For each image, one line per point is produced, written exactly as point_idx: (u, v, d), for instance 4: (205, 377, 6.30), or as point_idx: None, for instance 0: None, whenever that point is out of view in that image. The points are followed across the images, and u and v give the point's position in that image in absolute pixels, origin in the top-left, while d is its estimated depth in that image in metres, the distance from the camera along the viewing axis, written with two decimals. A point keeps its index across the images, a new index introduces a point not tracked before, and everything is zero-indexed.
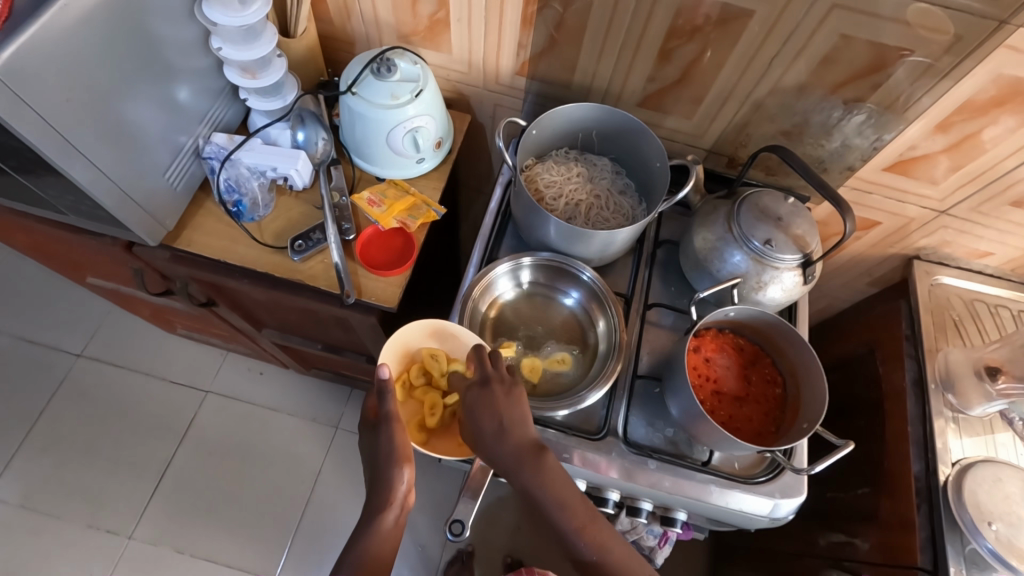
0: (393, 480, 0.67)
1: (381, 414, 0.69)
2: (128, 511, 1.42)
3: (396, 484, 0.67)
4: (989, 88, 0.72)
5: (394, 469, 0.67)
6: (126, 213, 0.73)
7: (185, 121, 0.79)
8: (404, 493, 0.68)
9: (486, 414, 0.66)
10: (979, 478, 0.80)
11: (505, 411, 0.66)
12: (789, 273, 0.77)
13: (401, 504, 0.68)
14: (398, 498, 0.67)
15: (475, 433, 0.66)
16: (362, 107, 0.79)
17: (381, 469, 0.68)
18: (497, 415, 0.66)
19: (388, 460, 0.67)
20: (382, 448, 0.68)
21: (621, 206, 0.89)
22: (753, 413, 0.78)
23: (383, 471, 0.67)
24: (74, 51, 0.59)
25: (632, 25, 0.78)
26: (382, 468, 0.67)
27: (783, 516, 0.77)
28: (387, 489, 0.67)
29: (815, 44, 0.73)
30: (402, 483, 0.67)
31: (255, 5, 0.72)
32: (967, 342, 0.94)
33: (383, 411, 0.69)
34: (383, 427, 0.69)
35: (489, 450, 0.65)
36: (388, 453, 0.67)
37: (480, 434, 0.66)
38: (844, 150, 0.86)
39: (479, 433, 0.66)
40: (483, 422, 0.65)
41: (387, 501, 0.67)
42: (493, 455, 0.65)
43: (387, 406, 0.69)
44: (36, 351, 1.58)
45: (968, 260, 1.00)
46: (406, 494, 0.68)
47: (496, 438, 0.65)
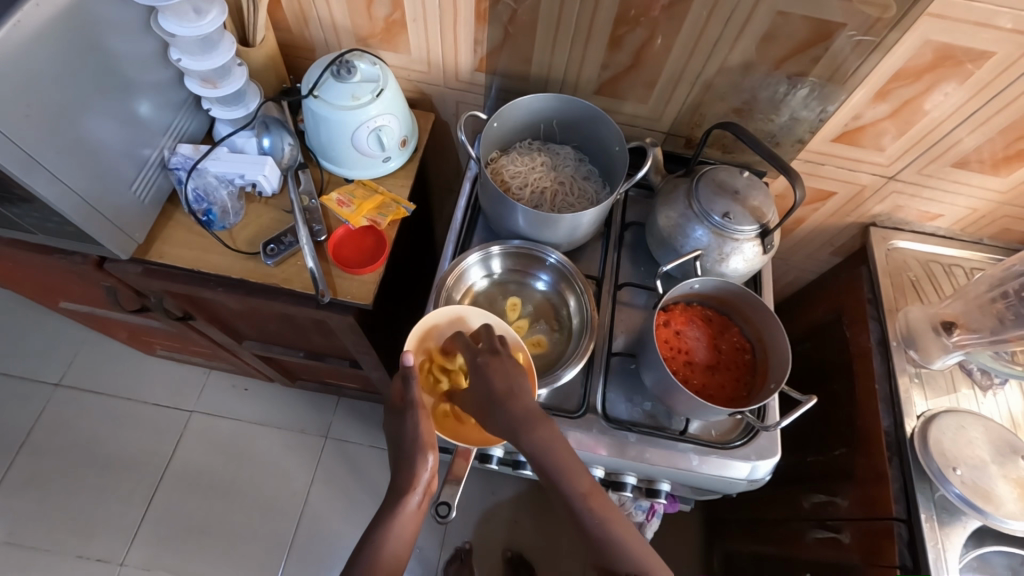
0: (417, 466, 0.66)
1: (406, 401, 0.68)
2: (118, 538, 1.40)
3: (418, 470, 0.67)
4: (919, 55, 0.76)
5: (417, 455, 0.66)
6: (95, 227, 0.74)
7: (148, 133, 0.79)
8: (427, 480, 0.68)
9: (499, 375, 0.64)
10: (943, 427, 0.84)
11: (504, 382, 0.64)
12: (749, 244, 0.80)
13: (425, 487, 0.68)
14: (420, 484, 0.67)
15: (481, 396, 0.64)
16: (325, 110, 0.80)
17: (404, 455, 0.67)
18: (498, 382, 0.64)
19: (414, 447, 0.66)
20: (405, 434, 0.67)
21: (585, 191, 0.92)
22: (725, 380, 0.80)
23: (407, 456, 0.67)
24: (29, 67, 0.60)
25: (581, 15, 0.81)
26: (405, 453, 0.67)
27: (762, 478, 0.80)
28: (410, 474, 0.67)
29: (754, 23, 0.77)
30: (425, 469, 0.67)
31: (210, 14, 0.73)
32: (925, 300, 0.98)
33: (407, 399, 0.68)
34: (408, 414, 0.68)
35: (496, 410, 0.63)
36: (412, 440, 0.67)
37: (491, 391, 0.64)
38: (792, 124, 0.90)
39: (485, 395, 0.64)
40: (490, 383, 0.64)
41: (410, 485, 0.66)
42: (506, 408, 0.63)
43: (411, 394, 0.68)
44: (12, 384, 1.55)
45: (921, 223, 1.05)
46: (429, 480, 0.68)
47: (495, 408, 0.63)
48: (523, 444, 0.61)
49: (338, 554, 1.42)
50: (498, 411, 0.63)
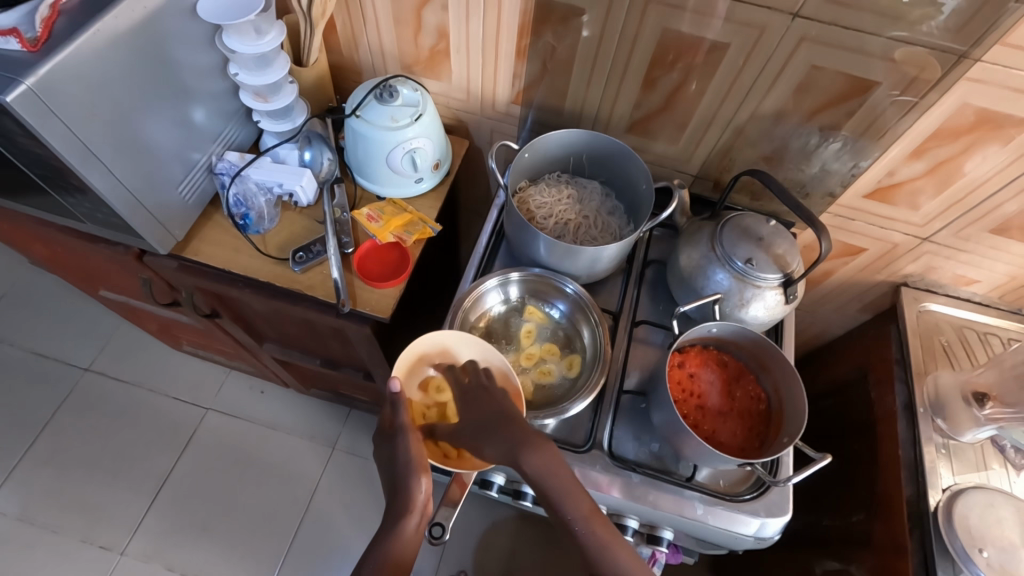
0: (412, 489, 0.67)
1: (397, 426, 0.70)
2: (122, 527, 1.42)
3: (414, 492, 0.67)
4: (958, 117, 0.76)
5: (412, 477, 0.67)
6: (140, 221, 0.78)
7: (199, 139, 0.85)
8: (423, 502, 0.68)
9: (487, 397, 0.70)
10: (969, 503, 0.79)
11: (494, 406, 0.68)
12: (771, 292, 0.80)
13: (421, 511, 0.68)
14: (417, 508, 0.67)
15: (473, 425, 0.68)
16: (364, 129, 0.84)
17: (400, 479, 0.68)
18: (491, 404, 0.69)
19: (407, 469, 0.67)
20: (399, 457, 0.68)
21: (608, 226, 0.93)
22: (737, 429, 0.78)
23: (403, 478, 0.67)
24: (103, 70, 0.65)
25: (617, 56, 0.84)
26: (400, 476, 0.68)
27: (770, 537, 0.77)
28: (406, 496, 0.67)
29: (788, 74, 0.78)
30: (420, 492, 0.67)
31: (270, 34, 0.79)
32: (957, 367, 0.94)
33: (399, 423, 0.70)
34: (399, 438, 0.69)
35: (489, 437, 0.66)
36: (405, 463, 0.68)
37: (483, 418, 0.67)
38: (823, 175, 0.90)
39: (476, 428, 0.67)
40: (484, 407, 0.68)
41: (408, 508, 0.67)
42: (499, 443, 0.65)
43: (401, 418, 0.70)
44: (45, 364, 1.62)
45: (956, 287, 1.01)
46: (425, 503, 0.68)
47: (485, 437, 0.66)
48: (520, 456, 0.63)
49: (332, 569, 1.40)
50: (489, 438, 0.65)
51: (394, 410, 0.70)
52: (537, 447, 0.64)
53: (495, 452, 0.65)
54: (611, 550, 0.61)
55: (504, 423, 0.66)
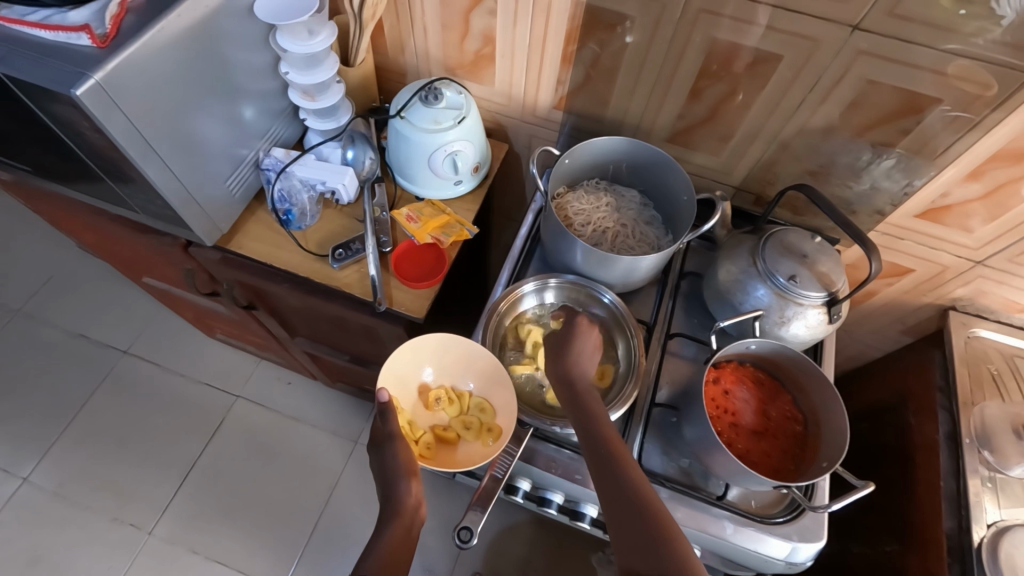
0: (401, 492, 0.72)
1: (385, 434, 0.75)
2: (151, 507, 1.47)
3: (403, 495, 0.72)
4: (1022, 138, 0.72)
5: (401, 482, 0.72)
6: (189, 213, 0.81)
7: (248, 135, 0.87)
8: (414, 506, 0.72)
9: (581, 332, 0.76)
10: (1016, 541, 0.76)
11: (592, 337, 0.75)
12: (814, 310, 0.77)
13: (413, 514, 0.72)
14: (409, 511, 0.71)
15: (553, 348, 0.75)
16: (408, 130, 0.85)
17: (390, 484, 0.72)
18: (590, 336, 0.76)
19: (395, 474, 0.72)
20: (389, 466, 0.73)
21: (646, 236, 0.92)
22: (772, 450, 0.77)
23: (393, 484, 0.72)
24: (164, 67, 0.68)
25: (664, 65, 0.83)
26: (391, 482, 0.72)
27: (801, 562, 0.74)
28: (396, 500, 0.71)
29: (842, 88, 0.76)
30: (409, 495, 0.72)
31: (321, 35, 0.80)
32: (1006, 398, 0.90)
33: (386, 431, 0.75)
34: (388, 446, 0.74)
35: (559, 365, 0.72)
36: (394, 469, 0.73)
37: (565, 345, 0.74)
38: (872, 193, 0.87)
39: (568, 338, 0.75)
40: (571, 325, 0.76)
41: (396, 512, 0.70)
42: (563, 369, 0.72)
43: (388, 426, 0.75)
44: (87, 346, 1.68)
45: (1008, 314, 0.97)
46: (417, 506, 0.72)
47: (577, 351, 0.73)
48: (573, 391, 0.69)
49: (350, 562, 1.42)
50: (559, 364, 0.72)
51: (383, 418, 0.74)
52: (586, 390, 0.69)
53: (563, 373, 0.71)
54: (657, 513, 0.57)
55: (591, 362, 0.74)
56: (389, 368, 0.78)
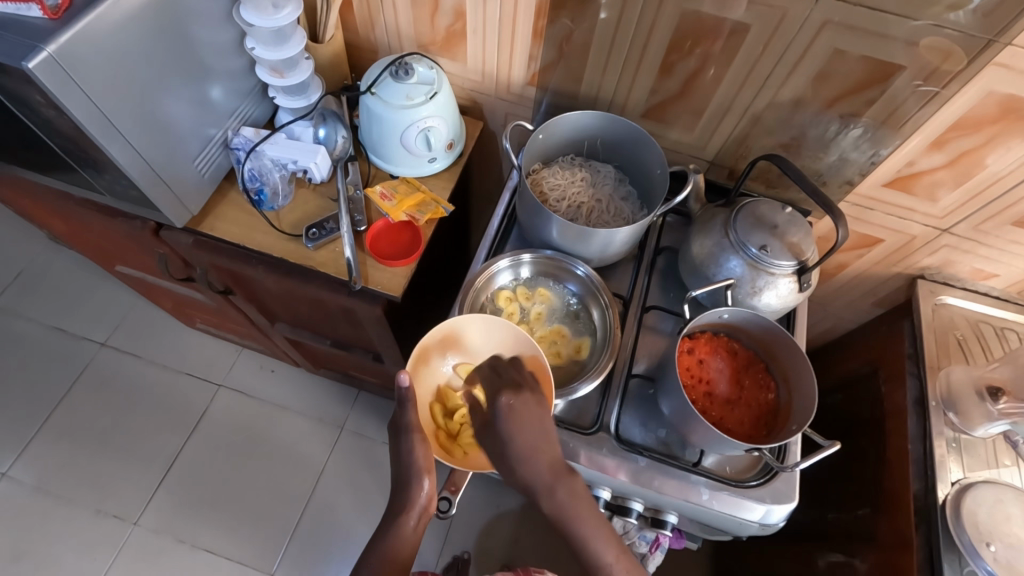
0: (414, 490, 0.69)
1: (400, 425, 0.70)
2: (135, 498, 1.46)
3: (404, 486, 0.70)
4: (982, 106, 0.74)
5: (414, 479, 0.69)
6: (156, 195, 0.79)
7: (215, 114, 0.85)
8: (424, 503, 0.70)
9: (518, 422, 0.65)
10: (978, 498, 0.79)
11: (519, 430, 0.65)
12: (785, 280, 0.79)
13: (421, 511, 0.70)
14: (417, 507, 0.70)
15: (501, 448, 0.66)
16: (379, 107, 0.84)
17: (402, 478, 0.70)
18: (527, 416, 0.66)
19: (409, 472, 0.69)
20: (402, 460, 0.69)
21: (621, 211, 0.92)
22: (745, 416, 0.78)
23: (405, 480, 0.69)
24: (123, 41, 0.66)
25: (635, 39, 0.83)
26: (404, 478, 0.70)
27: (774, 524, 0.77)
28: (406, 497, 0.70)
29: (809, 59, 0.76)
30: (422, 493, 0.70)
31: (286, 9, 0.78)
32: (971, 362, 0.93)
33: (405, 421, 0.70)
34: (403, 438, 0.70)
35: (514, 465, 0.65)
36: (409, 465, 0.69)
37: (509, 445, 0.65)
38: (842, 164, 0.89)
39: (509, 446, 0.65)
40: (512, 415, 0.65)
41: (405, 507, 0.70)
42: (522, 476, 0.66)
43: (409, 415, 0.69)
44: (62, 339, 1.65)
45: (974, 281, 1.00)
46: (426, 504, 0.70)
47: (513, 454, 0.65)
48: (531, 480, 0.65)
49: (340, 546, 1.43)
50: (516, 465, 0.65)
51: (401, 408, 0.69)
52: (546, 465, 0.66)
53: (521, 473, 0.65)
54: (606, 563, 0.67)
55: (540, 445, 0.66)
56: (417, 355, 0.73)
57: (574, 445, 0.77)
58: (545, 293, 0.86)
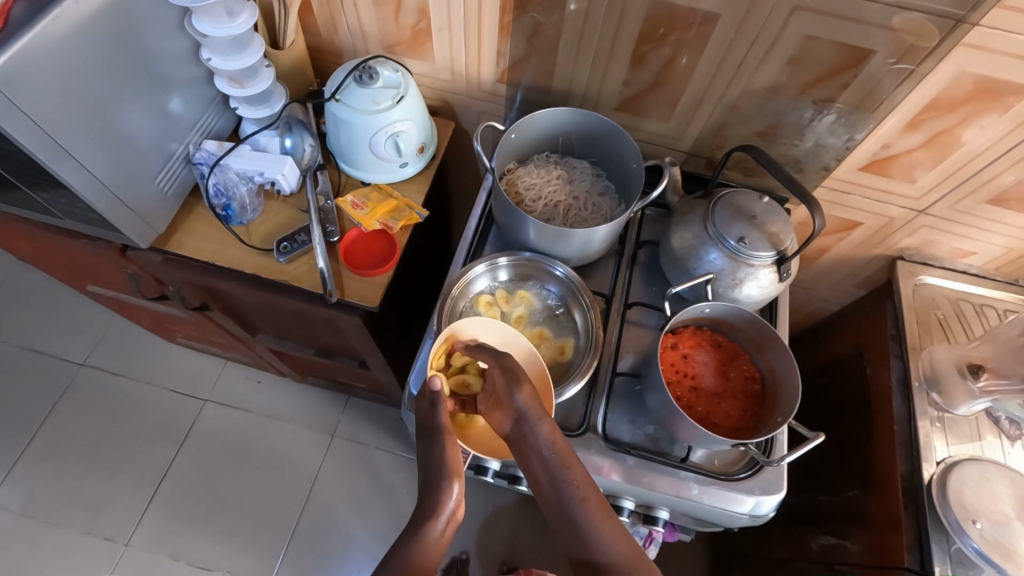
0: (445, 493, 0.62)
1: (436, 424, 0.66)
2: (126, 519, 1.43)
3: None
4: (955, 86, 0.73)
5: (444, 482, 0.63)
6: (116, 216, 0.76)
7: (176, 129, 0.82)
8: (452, 509, 0.63)
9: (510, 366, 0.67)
10: (964, 476, 0.80)
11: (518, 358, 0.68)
12: (765, 270, 0.78)
13: (449, 516, 0.62)
14: (445, 511, 0.62)
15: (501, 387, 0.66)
16: (345, 113, 0.82)
17: (428, 479, 0.64)
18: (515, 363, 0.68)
19: (441, 472, 0.63)
20: (432, 460, 0.64)
21: (599, 207, 0.91)
22: (732, 408, 0.78)
23: (430, 482, 0.63)
24: (67, 59, 0.63)
25: (604, 30, 0.81)
26: (431, 478, 0.64)
27: (765, 514, 0.77)
28: (433, 501, 0.62)
29: (781, 45, 0.75)
30: (451, 499, 0.63)
31: (242, 17, 0.76)
32: (952, 340, 0.94)
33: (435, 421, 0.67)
34: (438, 437, 0.65)
35: (511, 406, 0.64)
36: (440, 465, 0.63)
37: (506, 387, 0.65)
38: (818, 150, 0.88)
39: (504, 365, 0.67)
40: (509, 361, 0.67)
41: (433, 512, 0.61)
42: (523, 420, 0.64)
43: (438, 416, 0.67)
44: (40, 361, 1.61)
45: (952, 260, 1.00)
46: (454, 510, 0.63)
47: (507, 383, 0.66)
48: (525, 428, 0.63)
49: (337, 555, 1.42)
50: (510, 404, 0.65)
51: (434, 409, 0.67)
52: (542, 416, 0.64)
53: (522, 412, 0.64)
54: (594, 520, 0.59)
55: (530, 380, 0.67)
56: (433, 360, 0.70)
57: None
58: (526, 295, 0.85)
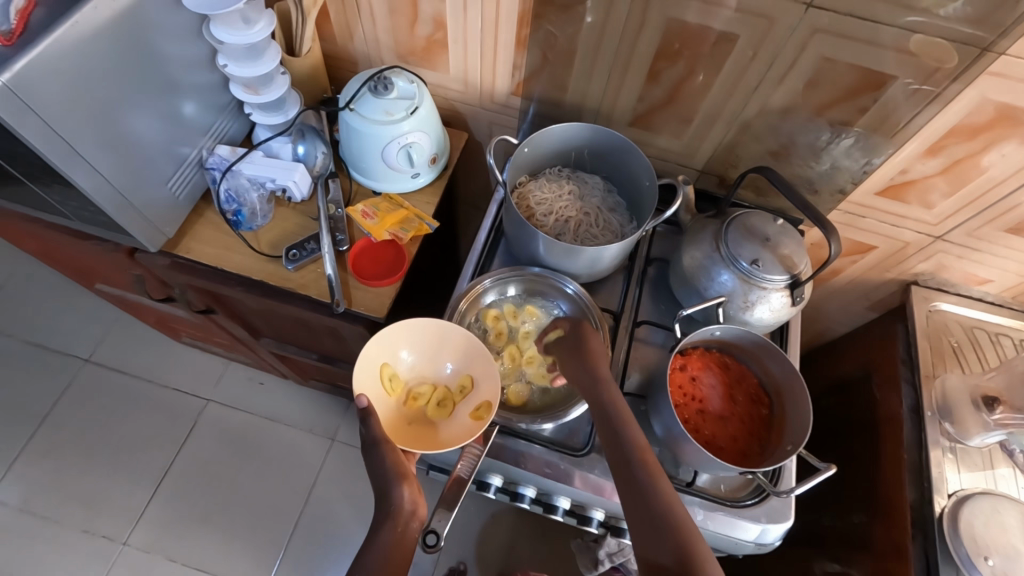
0: (394, 496, 0.66)
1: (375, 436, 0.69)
2: (124, 517, 1.43)
3: (394, 508, 0.67)
4: (977, 113, 0.72)
5: (393, 487, 0.66)
6: (126, 219, 0.76)
7: (189, 133, 0.82)
8: (408, 511, 0.67)
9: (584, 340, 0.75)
10: (975, 509, 0.78)
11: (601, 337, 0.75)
12: (777, 294, 0.77)
13: (408, 516, 0.67)
14: (404, 515, 0.66)
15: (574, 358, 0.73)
16: (358, 123, 0.82)
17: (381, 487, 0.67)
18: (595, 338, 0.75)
19: (387, 479, 0.67)
20: (378, 470, 0.68)
21: (610, 223, 0.90)
22: (739, 433, 0.77)
23: (383, 489, 0.67)
24: (84, 64, 0.63)
25: (620, 47, 0.80)
26: (382, 487, 0.67)
27: (770, 542, 0.75)
28: (387, 505, 0.67)
29: (799, 68, 0.75)
30: (403, 500, 0.67)
31: (259, 24, 0.76)
32: (966, 369, 0.92)
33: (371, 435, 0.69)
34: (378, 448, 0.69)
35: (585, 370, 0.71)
36: (386, 473, 0.67)
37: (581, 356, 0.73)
38: (833, 172, 0.87)
39: (577, 343, 0.75)
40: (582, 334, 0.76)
41: (387, 516, 0.66)
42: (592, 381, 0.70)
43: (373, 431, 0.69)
44: (46, 355, 1.62)
45: (967, 286, 0.98)
46: (412, 509, 0.67)
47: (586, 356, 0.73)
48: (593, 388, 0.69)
49: (333, 561, 1.41)
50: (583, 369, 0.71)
51: (366, 426, 0.68)
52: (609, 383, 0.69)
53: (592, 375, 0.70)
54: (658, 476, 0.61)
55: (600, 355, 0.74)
56: (357, 380, 0.72)
57: (566, 467, 0.76)
58: (510, 308, 0.84)
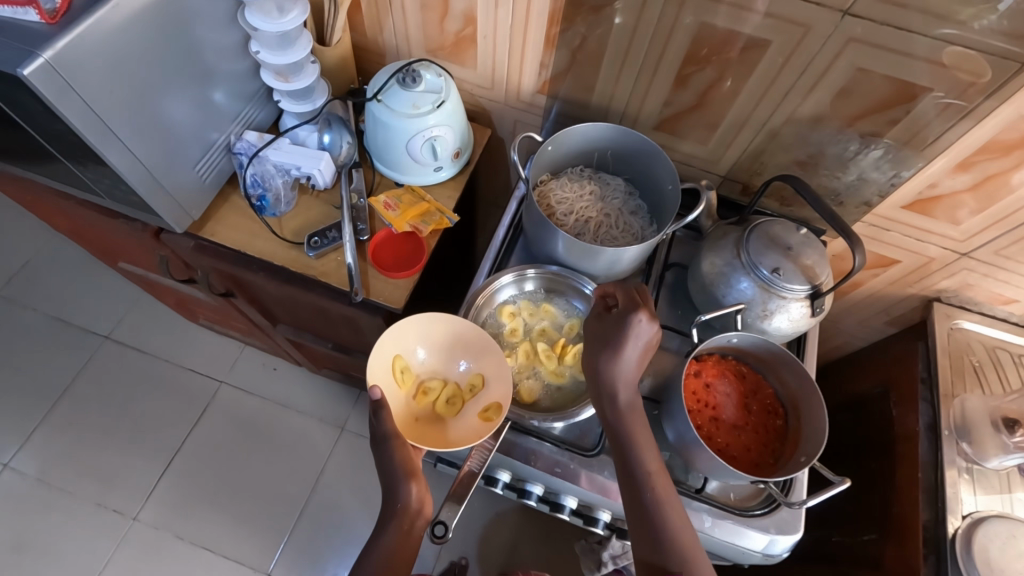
0: (400, 494, 0.68)
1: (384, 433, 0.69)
2: (135, 494, 1.46)
3: (405, 498, 0.68)
4: (1012, 129, 0.71)
5: (400, 484, 0.67)
6: (155, 201, 0.78)
7: (219, 119, 0.83)
8: (415, 506, 0.68)
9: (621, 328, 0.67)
10: (990, 533, 0.77)
11: (650, 331, 0.67)
12: (797, 304, 0.76)
13: (416, 512, 0.68)
14: (410, 511, 0.68)
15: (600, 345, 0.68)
16: (385, 115, 0.82)
17: (388, 483, 0.68)
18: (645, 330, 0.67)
19: (396, 476, 0.68)
20: (387, 466, 0.68)
21: (630, 226, 0.90)
22: (751, 442, 0.76)
23: (392, 486, 0.68)
24: (123, 47, 0.64)
25: (650, 49, 0.80)
26: (389, 483, 0.68)
27: (778, 554, 0.75)
28: (393, 500, 0.68)
29: (830, 77, 0.74)
30: (410, 497, 0.68)
31: (292, 13, 0.77)
32: (987, 390, 0.90)
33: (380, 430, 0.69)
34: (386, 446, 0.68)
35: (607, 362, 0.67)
36: (394, 470, 0.68)
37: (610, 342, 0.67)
38: (860, 184, 0.86)
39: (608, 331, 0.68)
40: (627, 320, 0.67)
41: (392, 511, 0.68)
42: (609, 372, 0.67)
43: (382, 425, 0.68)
44: (67, 331, 1.65)
45: (992, 306, 0.97)
46: (420, 506, 0.69)
47: (621, 346, 0.66)
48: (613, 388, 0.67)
49: (337, 548, 1.43)
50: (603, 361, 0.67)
51: (376, 418, 0.68)
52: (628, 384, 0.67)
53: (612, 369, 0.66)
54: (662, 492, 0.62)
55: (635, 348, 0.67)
56: (371, 372, 0.73)
57: (575, 467, 0.76)
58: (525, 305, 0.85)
